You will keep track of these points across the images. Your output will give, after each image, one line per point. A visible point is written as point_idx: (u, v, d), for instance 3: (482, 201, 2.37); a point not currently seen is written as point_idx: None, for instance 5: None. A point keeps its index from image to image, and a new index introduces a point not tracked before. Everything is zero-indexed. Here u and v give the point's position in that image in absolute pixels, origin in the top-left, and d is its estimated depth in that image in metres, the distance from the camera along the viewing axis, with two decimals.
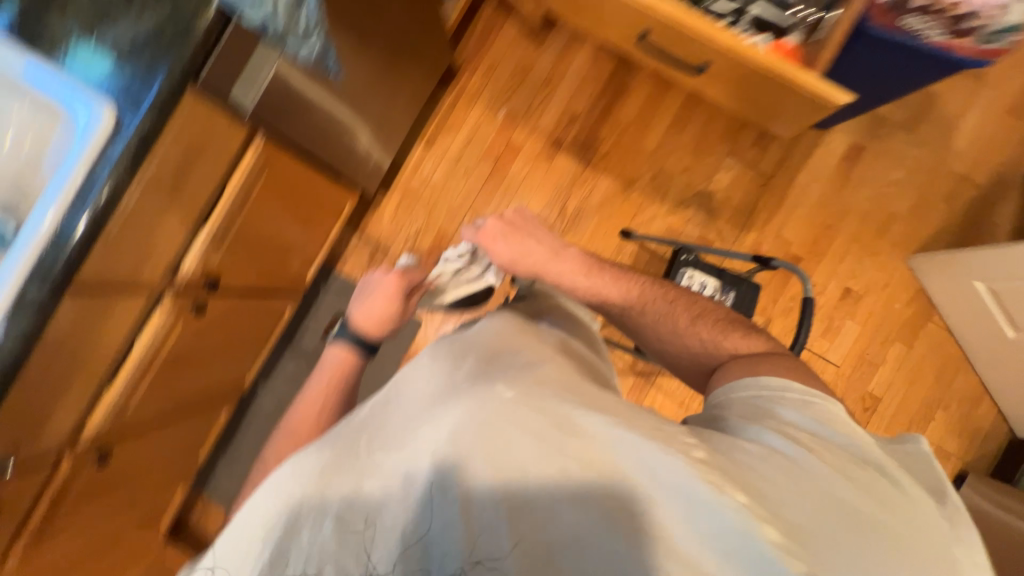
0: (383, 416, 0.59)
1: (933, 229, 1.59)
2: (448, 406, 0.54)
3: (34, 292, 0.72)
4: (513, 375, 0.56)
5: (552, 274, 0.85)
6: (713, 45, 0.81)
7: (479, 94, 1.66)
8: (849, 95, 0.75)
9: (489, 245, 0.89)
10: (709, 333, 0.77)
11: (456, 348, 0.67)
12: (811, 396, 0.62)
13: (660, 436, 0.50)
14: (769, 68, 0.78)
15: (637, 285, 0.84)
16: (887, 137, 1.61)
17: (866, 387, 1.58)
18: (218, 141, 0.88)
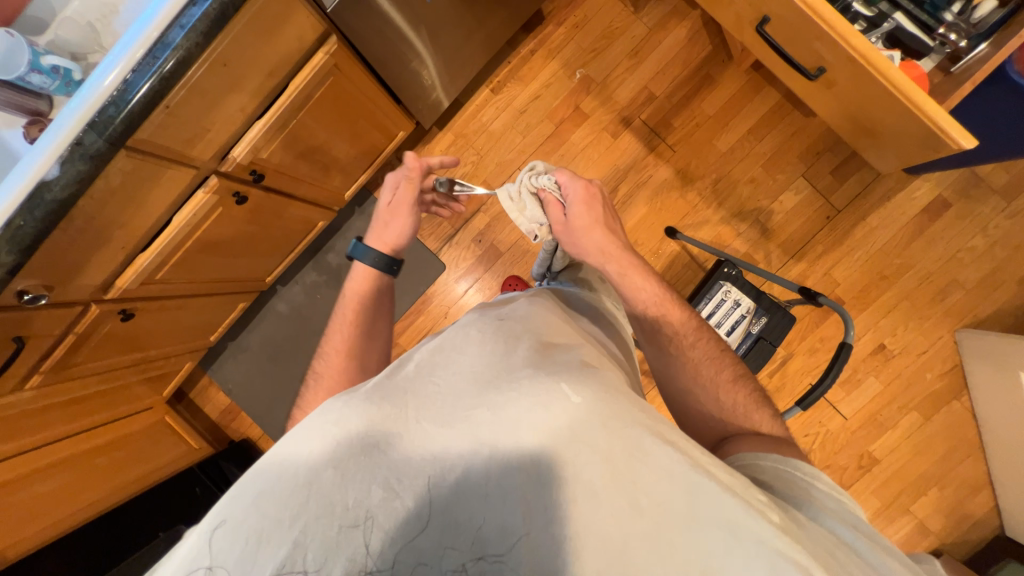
0: (436, 379, 0.53)
1: (995, 308, 1.49)
2: (524, 398, 0.49)
3: (91, 142, 0.72)
4: (590, 379, 0.52)
5: (613, 268, 0.81)
6: (837, 49, 0.71)
7: (560, 48, 1.56)
8: (974, 141, 0.67)
9: (580, 198, 0.81)
10: (744, 398, 0.74)
11: (512, 323, 0.61)
12: (843, 489, 0.60)
13: (738, 491, 0.48)
14: (894, 89, 0.69)
15: (695, 322, 0.82)
16: (978, 199, 1.48)
17: (868, 446, 1.54)
18: (293, 32, 0.85)
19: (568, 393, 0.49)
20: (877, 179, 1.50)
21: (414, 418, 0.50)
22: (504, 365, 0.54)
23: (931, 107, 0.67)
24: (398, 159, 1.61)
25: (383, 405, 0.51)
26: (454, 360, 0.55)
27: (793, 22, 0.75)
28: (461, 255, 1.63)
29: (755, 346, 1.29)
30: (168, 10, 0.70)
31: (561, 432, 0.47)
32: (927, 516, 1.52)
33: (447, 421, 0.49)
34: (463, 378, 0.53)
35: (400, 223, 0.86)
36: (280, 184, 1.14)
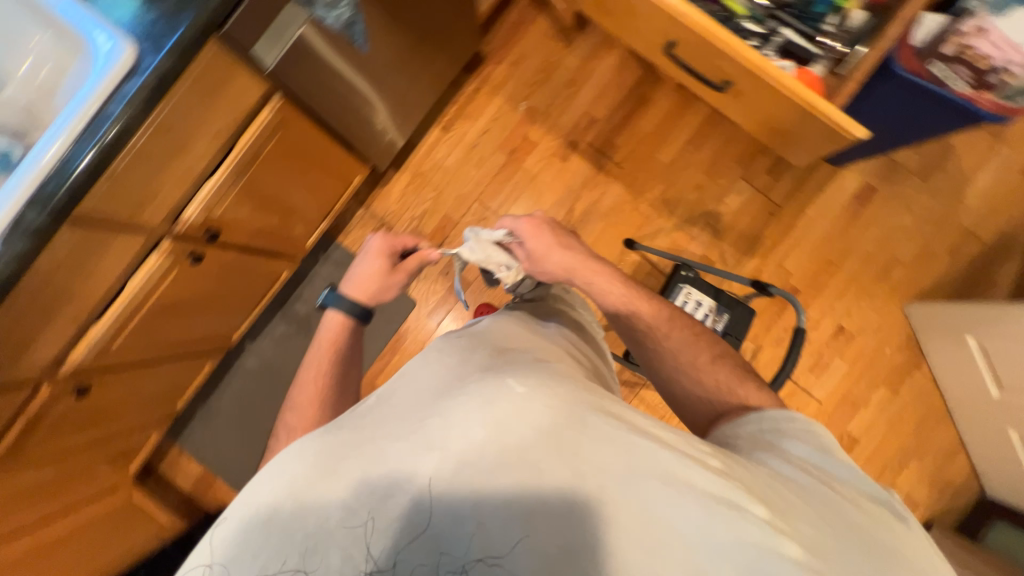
0: (392, 400, 0.55)
1: (933, 279, 1.59)
2: (470, 400, 0.51)
3: (32, 218, 0.71)
4: (536, 371, 0.54)
5: (582, 278, 0.84)
6: (736, 63, 0.79)
7: (502, 84, 1.66)
8: (866, 130, 0.75)
9: (531, 232, 0.86)
10: (726, 374, 0.77)
11: (465, 337, 0.63)
12: (813, 430, 0.64)
13: (683, 449, 0.51)
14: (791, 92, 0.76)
15: (667, 309, 0.84)
16: (899, 182, 1.61)
17: (847, 426, 1.59)
18: (236, 94, 0.87)
19: (513, 386, 0.51)
20: (809, 173, 1.62)
21: (371, 437, 0.50)
22: (455, 375, 0.55)
23: (822, 104, 0.74)
24: (358, 203, 1.64)
25: (339, 435, 0.52)
26: (410, 381, 0.57)
27: (694, 45, 0.82)
28: (431, 288, 1.65)
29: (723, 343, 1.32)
30: (103, 88, 0.72)
31: (510, 423, 0.49)
32: (913, 488, 1.56)
33: (401, 433, 0.50)
34: (418, 394, 0.55)
35: (386, 278, 0.87)
36: (239, 239, 1.15)
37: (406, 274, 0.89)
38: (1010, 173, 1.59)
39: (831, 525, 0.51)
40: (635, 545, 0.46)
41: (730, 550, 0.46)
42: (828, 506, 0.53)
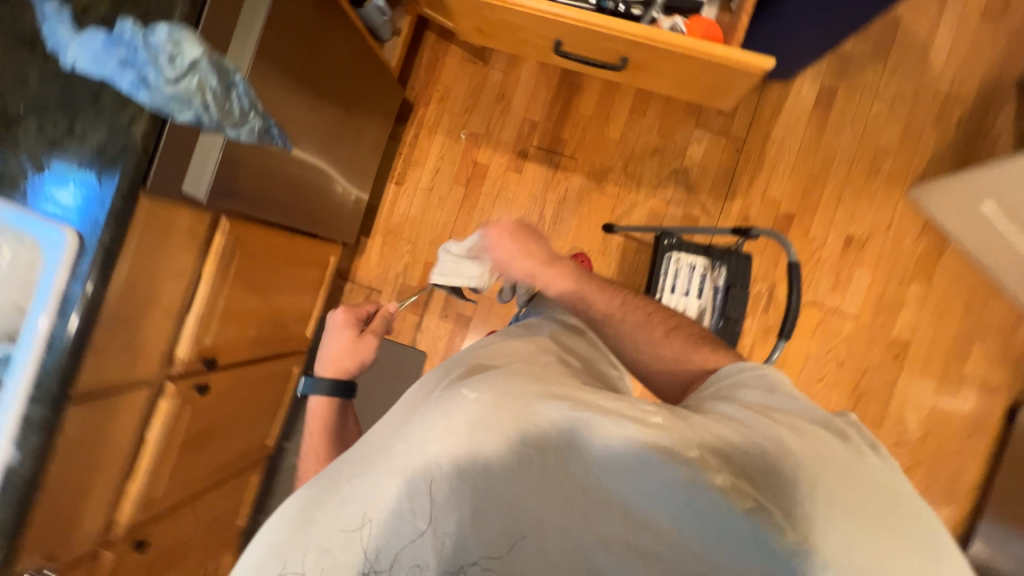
0: (368, 437, 0.62)
1: (928, 157, 1.51)
2: (421, 419, 0.57)
3: (37, 413, 0.76)
4: (485, 378, 0.60)
5: (543, 276, 0.88)
6: (623, 39, 0.78)
7: (438, 122, 1.68)
8: (776, 58, 0.70)
9: (495, 237, 0.92)
10: (679, 344, 0.76)
11: (439, 371, 0.71)
12: (762, 374, 0.62)
13: (619, 414, 0.53)
14: (686, 46, 0.74)
15: (620, 296, 0.84)
16: (858, 73, 1.54)
17: (891, 333, 1.51)
18: (182, 232, 0.91)
19: (462, 395, 0.57)
20: (762, 98, 1.56)
21: (345, 475, 0.56)
22: (419, 403, 0.62)
23: (720, 47, 0.72)
24: (343, 279, 1.69)
25: (322, 477, 0.58)
26: (384, 420, 0.64)
27: (581, 35, 0.81)
28: (435, 335, 1.66)
29: (729, 297, 1.27)
30: (56, 292, 0.75)
31: (453, 430, 0.53)
32: (984, 373, 1.47)
33: (365, 466, 0.55)
34: (388, 427, 0.61)
35: (354, 347, 0.89)
36: (238, 355, 1.19)
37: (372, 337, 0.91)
38: (970, 23, 1.50)
39: (768, 454, 0.49)
40: (570, 515, 0.49)
41: (653, 497, 0.49)
42: (767, 437, 0.51)
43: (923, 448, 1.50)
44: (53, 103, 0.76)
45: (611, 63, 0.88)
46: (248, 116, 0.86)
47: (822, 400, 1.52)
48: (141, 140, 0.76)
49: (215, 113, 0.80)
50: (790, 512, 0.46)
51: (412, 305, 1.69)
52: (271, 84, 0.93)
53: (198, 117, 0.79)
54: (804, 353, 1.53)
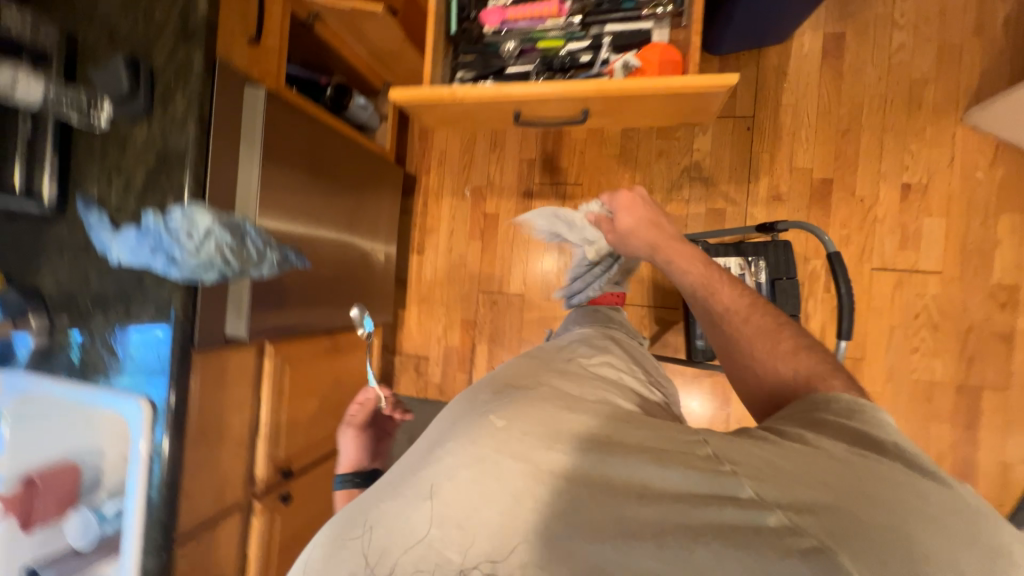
0: (405, 460, 0.62)
1: (978, 72, 1.31)
2: (454, 444, 0.56)
3: (151, 562, 0.87)
4: (516, 406, 0.59)
5: (665, 253, 0.84)
6: (576, 100, 0.78)
7: (441, 185, 1.74)
8: (736, 74, 0.66)
9: (622, 207, 0.91)
10: (810, 365, 0.61)
11: (471, 392, 0.71)
12: (847, 408, 0.53)
13: (660, 447, 0.52)
14: (640, 88, 0.72)
15: (753, 304, 0.70)
16: (864, 8, 1.38)
17: (990, 280, 1.30)
18: (235, 368, 1.02)
19: (494, 423, 0.56)
20: (760, 67, 1.45)
21: (376, 499, 0.55)
22: (453, 424, 0.62)
23: (673, 81, 0.69)
24: (392, 353, 1.78)
25: (358, 497, 0.57)
26: (413, 450, 0.64)
27: (534, 104, 0.81)
28: None
29: (777, 292, 1.17)
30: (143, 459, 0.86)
31: (487, 458, 0.52)
32: None
33: (393, 492, 0.54)
34: (421, 450, 0.61)
35: (358, 441, 1.06)
36: (311, 457, 1.28)
37: (368, 433, 1.08)
38: None
39: (837, 489, 0.43)
40: (597, 542, 0.46)
41: (692, 529, 0.44)
42: (836, 469, 0.45)
43: None
44: (112, 296, 0.90)
45: (572, 117, 0.87)
46: (264, 253, 0.96)
47: (924, 373, 1.33)
48: (180, 307, 0.87)
49: (235, 263, 0.90)
50: (859, 548, 0.39)
51: (460, 363, 1.73)
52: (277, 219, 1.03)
53: (221, 273, 0.88)
54: (887, 325, 1.35)
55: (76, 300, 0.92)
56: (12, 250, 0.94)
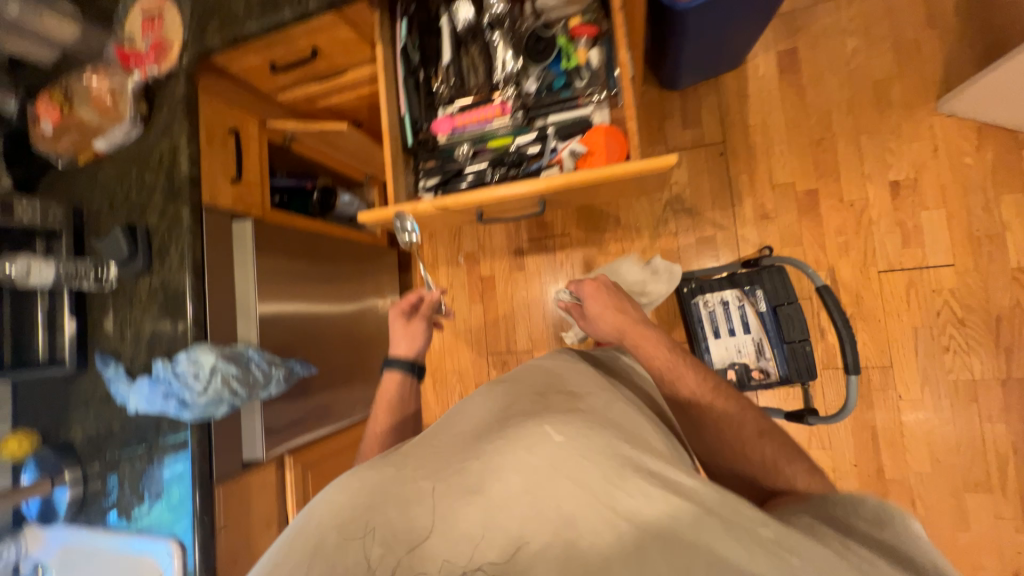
0: (447, 437, 0.59)
1: (942, 60, 1.30)
2: (509, 447, 0.52)
3: None
4: (577, 423, 0.55)
5: (630, 339, 0.84)
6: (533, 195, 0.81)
7: (435, 257, 1.79)
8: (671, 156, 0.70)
9: (586, 296, 0.91)
10: (773, 449, 0.66)
11: (520, 389, 0.68)
12: (892, 521, 0.47)
13: (725, 502, 0.45)
14: (586, 179, 0.75)
15: (716, 388, 0.74)
16: (810, 21, 1.40)
17: (1008, 264, 1.24)
18: (258, 488, 1.04)
19: (554, 435, 0.53)
20: (721, 94, 1.47)
21: (413, 471, 0.51)
22: (501, 423, 0.59)
23: (616, 169, 0.73)
24: None
25: (396, 462, 0.54)
26: (457, 429, 0.60)
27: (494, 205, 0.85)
28: None
29: (780, 318, 1.15)
30: None
31: (542, 474, 0.48)
32: None
33: (439, 475, 0.50)
34: (465, 437, 0.58)
35: (410, 334, 0.98)
36: None
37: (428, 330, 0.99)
38: None
39: None
40: None
41: None
42: None
43: None
44: (135, 441, 0.95)
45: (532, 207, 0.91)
46: (270, 373, 0.99)
47: (962, 372, 1.25)
48: (197, 444, 0.91)
49: (243, 391, 0.94)
50: None
51: None
52: (278, 337, 1.08)
53: (231, 404, 0.93)
54: (910, 327, 1.29)
55: (103, 449, 0.97)
56: (43, 410, 1.01)
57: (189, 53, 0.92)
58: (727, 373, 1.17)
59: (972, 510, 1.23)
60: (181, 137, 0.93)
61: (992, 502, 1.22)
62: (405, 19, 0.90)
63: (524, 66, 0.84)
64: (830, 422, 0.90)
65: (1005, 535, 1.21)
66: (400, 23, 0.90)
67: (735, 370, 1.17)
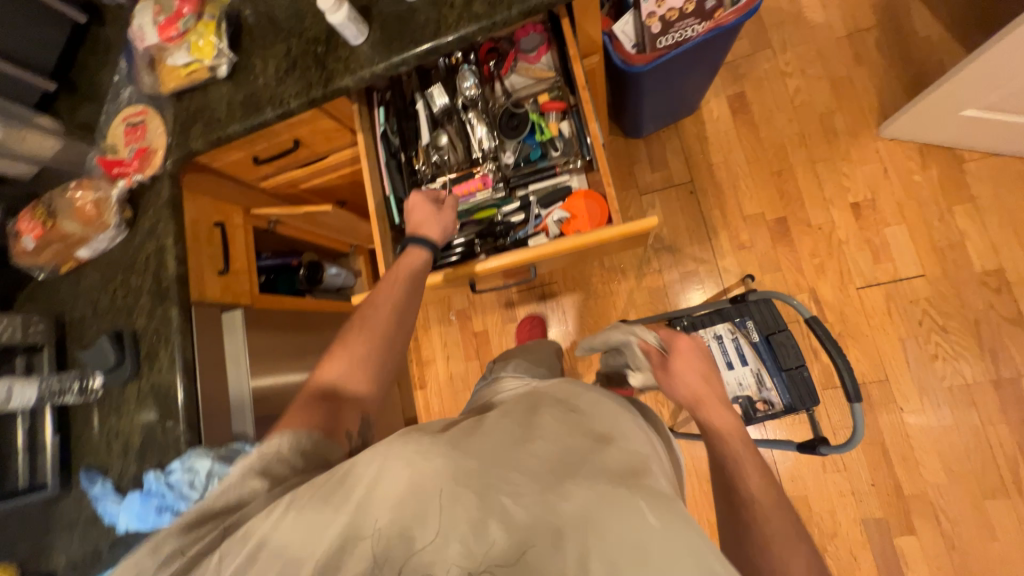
0: (523, 440, 0.56)
1: (875, 91, 1.43)
2: (583, 497, 0.49)
3: None
4: (666, 502, 0.49)
5: (702, 412, 0.78)
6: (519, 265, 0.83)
7: (427, 317, 1.78)
8: (650, 220, 0.74)
9: (681, 356, 0.83)
10: None
11: (599, 415, 0.64)
12: None
13: None
14: (573, 246, 0.79)
15: (779, 497, 0.65)
16: (751, 66, 1.53)
17: (974, 269, 1.31)
18: None
19: (640, 510, 0.47)
20: (682, 138, 1.57)
21: (492, 485, 0.49)
22: (580, 458, 0.55)
23: (601, 234, 0.77)
24: None
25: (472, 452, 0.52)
26: (534, 436, 0.57)
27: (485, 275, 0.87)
28: None
29: (775, 347, 1.16)
30: None
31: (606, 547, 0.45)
32: None
33: (510, 489, 0.49)
34: (540, 451, 0.55)
35: (441, 225, 0.83)
36: None
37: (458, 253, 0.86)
38: None
39: None
40: None
41: None
42: None
43: None
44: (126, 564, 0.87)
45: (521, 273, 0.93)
46: None
47: (955, 378, 1.29)
48: None
49: None
50: None
51: None
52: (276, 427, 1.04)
53: None
54: (897, 339, 1.33)
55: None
56: (20, 539, 0.93)
57: (173, 156, 0.94)
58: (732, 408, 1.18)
59: (995, 517, 1.22)
60: (167, 238, 0.93)
61: (1012, 506, 1.22)
62: (382, 106, 0.95)
63: (500, 141, 0.90)
64: (842, 451, 0.90)
65: None
66: (378, 110, 0.95)
67: (740, 404, 1.17)
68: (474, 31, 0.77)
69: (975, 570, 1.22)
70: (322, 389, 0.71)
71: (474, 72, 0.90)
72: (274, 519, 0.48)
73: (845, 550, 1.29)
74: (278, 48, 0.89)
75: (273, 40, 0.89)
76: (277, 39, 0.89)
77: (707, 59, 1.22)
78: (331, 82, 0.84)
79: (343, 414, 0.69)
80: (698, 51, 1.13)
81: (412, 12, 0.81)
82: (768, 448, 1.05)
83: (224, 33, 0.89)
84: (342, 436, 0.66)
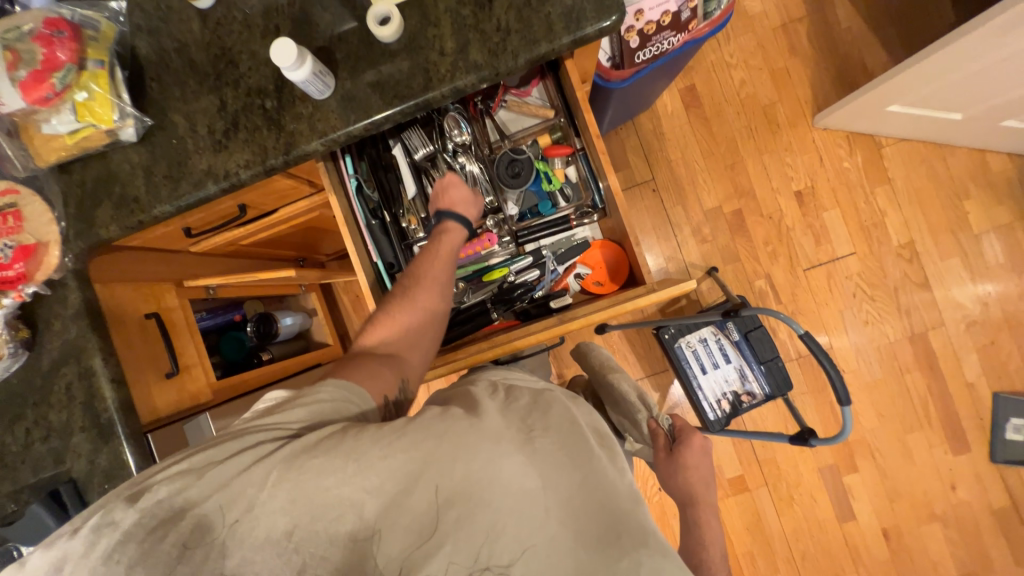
0: (559, 438, 0.58)
1: (808, 82, 1.52)
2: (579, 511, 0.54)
3: None
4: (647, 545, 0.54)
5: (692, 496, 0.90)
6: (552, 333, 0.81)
7: None
8: (690, 285, 0.73)
9: (689, 449, 0.91)
10: None
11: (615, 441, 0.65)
12: None
13: None
14: (611, 315, 0.77)
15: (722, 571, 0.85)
16: (699, 58, 1.54)
17: (892, 243, 1.51)
18: None
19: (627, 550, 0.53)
20: (639, 133, 1.56)
21: (520, 477, 0.53)
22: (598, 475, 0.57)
23: (643, 302, 0.76)
24: None
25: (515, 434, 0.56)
26: (569, 437, 0.59)
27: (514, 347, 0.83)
28: None
29: (753, 343, 1.26)
30: None
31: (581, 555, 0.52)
32: (987, 219, 1.49)
33: (530, 479, 0.54)
34: (567, 458, 0.57)
35: (470, 204, 0.79)
36: None
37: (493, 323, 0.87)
38: None
39: None
40: None
41: None
42: None
43: (990, 314, 1.50)
44: None
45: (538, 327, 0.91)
46: None
47: (881, 338, 1.51)
48: None
49: None
50: None
51: None
52: None
53: None
54: (838, 311, 1.51)
55: None
56: None
57: (76, 250, 0.71)
58: (722, 405, 1.30)
59: (913, 446, 1.50)
60: (92, 357, 0.72)
61: (925, 435, 1.50)
62: (347, 153, 0.81)
63: (499, 192, 0.84)
64: (831, 442, 1.01)
65: (940, 459, 1.50)
66: (344, 160, 0.81)
67: (728, 400, 1.30)
68: (472, 82, 0.66)
69: (901, 490, 1.50)
70: (363, 351, 0.69)
71: (462, 114, 0.82)
72: (304, 464, 0.50)
73: (808, 495, 1.52)
74: (206, 101, 0.69)
75: (196, 90, 0.69)
76: (202, 89, 0.69)
77: (674, 64, 1.18)
78: (293, 147, 0.68)
79: (380, 372, 0.65)
80: (671, 58, 1.09)
81: (390, 57, 0.66)
82: (759, 439, 1.16)
83: (123, 86, 0.66)
84: (379, 401, 0.63)
